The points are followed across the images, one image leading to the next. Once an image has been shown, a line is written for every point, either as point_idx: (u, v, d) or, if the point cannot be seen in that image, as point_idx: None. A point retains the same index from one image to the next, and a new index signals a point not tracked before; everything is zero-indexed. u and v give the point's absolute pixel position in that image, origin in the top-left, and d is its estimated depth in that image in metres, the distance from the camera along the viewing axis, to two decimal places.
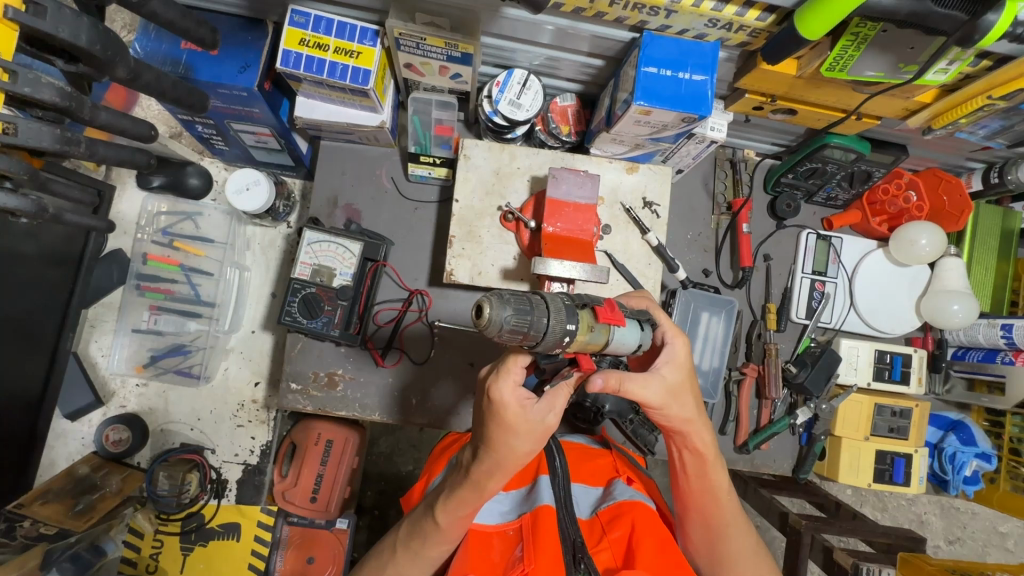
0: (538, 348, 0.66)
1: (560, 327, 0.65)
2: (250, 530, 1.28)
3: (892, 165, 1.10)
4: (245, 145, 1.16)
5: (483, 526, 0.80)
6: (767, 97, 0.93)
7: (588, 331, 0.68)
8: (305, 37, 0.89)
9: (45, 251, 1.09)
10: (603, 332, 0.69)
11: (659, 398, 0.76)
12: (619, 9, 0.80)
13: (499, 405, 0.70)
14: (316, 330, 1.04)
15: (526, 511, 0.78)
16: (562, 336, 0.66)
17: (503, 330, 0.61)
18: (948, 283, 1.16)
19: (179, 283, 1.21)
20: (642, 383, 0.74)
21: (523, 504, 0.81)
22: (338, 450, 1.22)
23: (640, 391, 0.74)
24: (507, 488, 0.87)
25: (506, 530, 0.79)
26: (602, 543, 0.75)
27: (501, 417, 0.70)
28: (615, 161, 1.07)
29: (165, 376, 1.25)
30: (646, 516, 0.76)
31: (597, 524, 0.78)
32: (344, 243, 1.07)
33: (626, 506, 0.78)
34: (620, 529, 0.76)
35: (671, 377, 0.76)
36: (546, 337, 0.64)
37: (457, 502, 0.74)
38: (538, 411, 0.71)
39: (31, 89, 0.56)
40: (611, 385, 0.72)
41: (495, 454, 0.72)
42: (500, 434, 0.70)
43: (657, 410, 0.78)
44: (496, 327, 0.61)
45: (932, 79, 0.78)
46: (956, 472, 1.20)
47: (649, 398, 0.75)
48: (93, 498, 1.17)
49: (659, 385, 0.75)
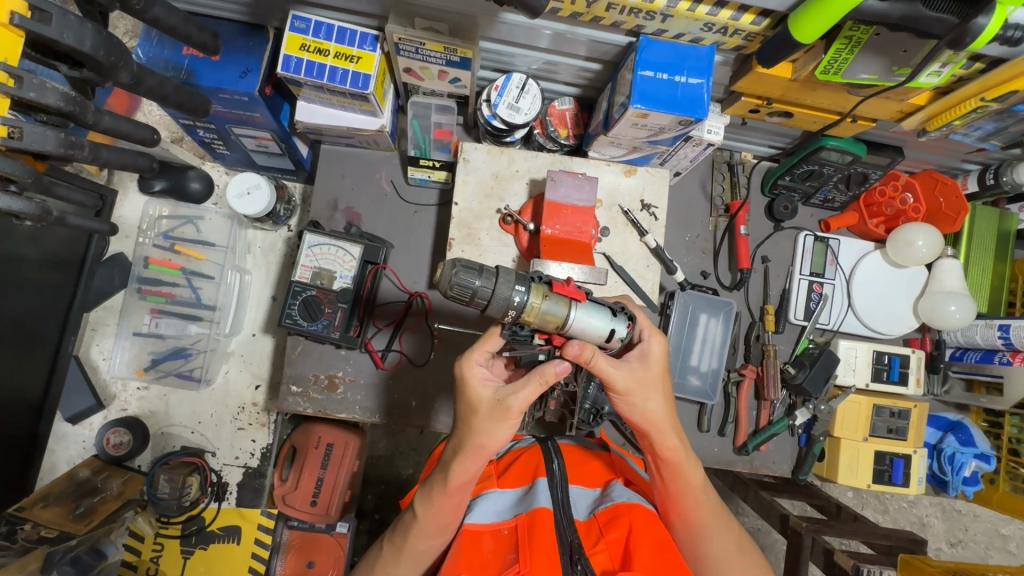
0: (489, 309, 0.72)
1: (507, 288, 0.71)
2: (251, 534, 1.27)
3: (888, 167, 1.10)
4: (246, 150, 1.17)
5: (478, 526, 0.79)
6: (763, 100, 0.95)
7: (543, 299, 0.73)
8: (306, 42, 0.90)
9: (47, 254, 1.10)
10: (560, 305, 0.74)
11: (624, 382, 0.77)
12: (616, 14, 0.80)
13: (462, 381, 0.77)
14: (316, 332, 1.05)
15: (522, 512, 0.78)
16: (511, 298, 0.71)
17: (456, 288, 0.71)
18: (946, 284, 1.16)
19: (179, 287, 1.23)
20: (610, 364, 0.76)
21: (519, 505, 0.81)
22: (338, 453, 1.22)
23: (608, 368, 0.75)
24: (503, 487, 0.87)
25: (500, 530, 0.78)
26: (598, 544, 0.75)
27: (465, 393, 0.77)
28: (613, 164, 1.09)
29: (166, 379, 1.26)
30: (643, 517, 0.76)
31: (594, 525, 0.78)
32: (344, 246, 1.08)
33: (625, 508, 0.78)
34: (617, 531, 0.75)
35: (640, 370, 0.78)
36: (492, 294, 0.71)
37: (437, 489, 0.77)
38: (501, 391, 0.75)
39: (36, 94, 0.57)
40: (585, 355, 0.73)
41: (461, 432, 0.77)
42: (465, 410, 0.77)
43: (623, 398, 0.79)
44: (448, 284, 0.71)
45: (926, 81, 0.78)
46: (956, 473, 1.20)
47: (615, 380, 0.76)
48: (93, 501, 1.17)
49: (627, 372, 0.77)
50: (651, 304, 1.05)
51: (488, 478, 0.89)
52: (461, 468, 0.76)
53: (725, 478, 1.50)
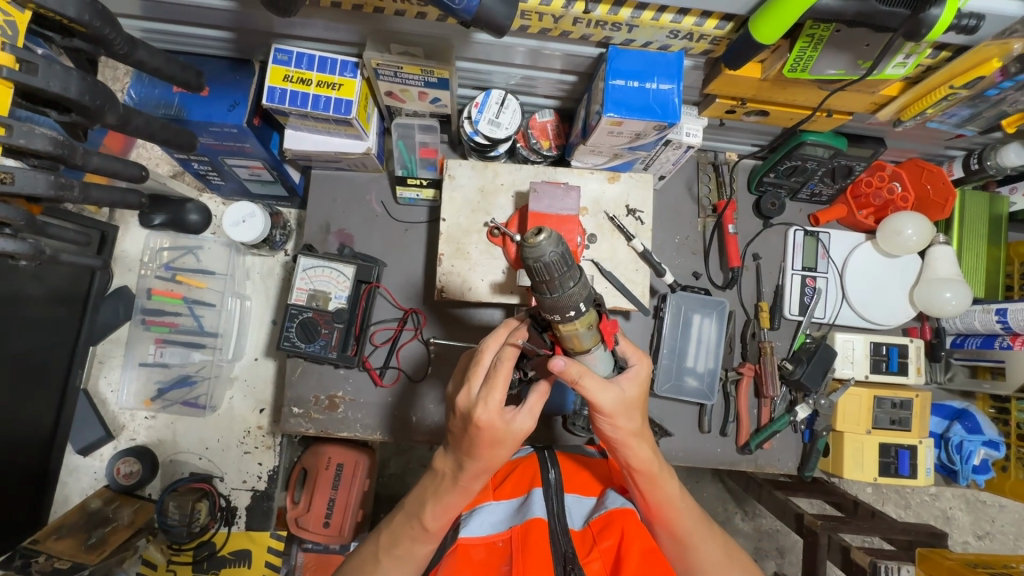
0: (546, 300, 0.65)
1: (577, 298, 0.65)
2: (261, 556, 1.28)
3: (872, 158, 1.10)
4: (240, 179, 1.20)
5: (471, 540, 0.78)
6: (737, 101, 0.96)
7: (585, 326, 0.69)
8: (289, 73, 0.93)
9: (52, 291, 1.13)
10: (594, 337, 0.72)
11: (611, 406, 0.74)
12: (583, 28, 0.82)
13: (488, 423, 0.71)
14: (314, 353, 1.08)
15: (517, 523, 0.79)
16: (565, 309, 0.65)
17: (540, 266, 0.61)
18: (940, 271, 1.16)
19: (182, 316, 1.25)
20: (600, 387, 0.73)
21: (515, 516, 0.81)
22: (347, 474, 1.24)
23: (597, 392, 0.72)
24: (499, 498, 0.86)
25: (494, 541, 0.79)
26: (592, 553, 0.76)
27: (483, 432, 0.72)
28: (596, 172, 1.10)
29: (172, 408, 1.28)
30: (635, 523, 0.77)
31: (588, 534, 0.79)
32: (338, 267, 1.10)
33: (618, 514, 0.79)
34: (610, 539, 0.77)
35: (627, 391, 0.76)
36: (557, 298, 0.64)
37: (449, 492, 0.78)
38: (517, 422, 0.73)
39: (26, 140, 0.59)
40: (570, 374, 0.71)
41: (474, 461, 0.75)
42: (487, 446, 0.73)
43: (606, 418, 0.76)
44: (536, 259, 0.60)
45: (892, 73, 0.79)
46: (965, 462, 1.18)
47: (605, 403, 0.73)
48: (105, 531, 1.19)
49: (616, 395, 0.74)
50: (641, 308, 1.06)
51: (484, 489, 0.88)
52: (471, 479, 0.77)
53: (738, 479, 1.48)
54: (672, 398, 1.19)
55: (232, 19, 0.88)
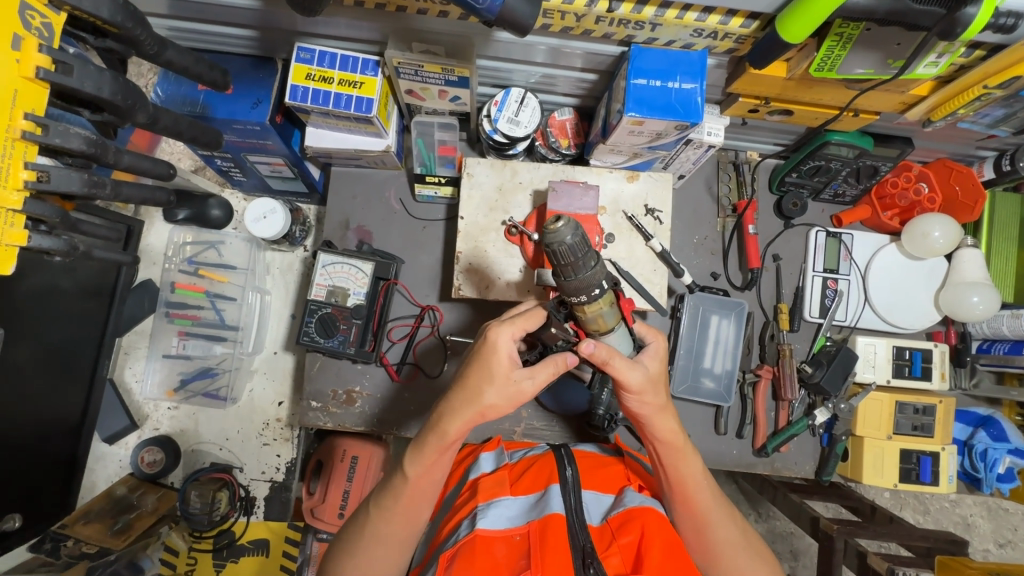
0: (570, 286, 0.66)
1: (598, 277, 0.67)
2: (279, 546, 1.30)
3: (899, 158, 1.08)
4: (261, 175, 1.22)
5: (489, 532, 0.76)
6: (761, 100, 0.94)
7: (606, 305, 0.71)
8: (312, 71, 0.94)
9: (81, 284, 1.13)
10: (614, 315, 0.74)
11: (639, 383, 0.77)
12: (606, 26, 0.81)
13: (491, 346, 0.75)
14: (332, 348, 1.09)
15: (535, 517, 0.78)
16: (591, 291, 0.66)
17: (563, 250, 0.61)
18: (967, 274, 1.14)
19: (204, 309, 1.28)
20: (630, 366, 0.75)
21: (532, 511, 0.81)
22: (363, 466, 1.24)
23: (626, 371, 0.75)
24: (516, 493, 0.86)
25: (511, 535, 0.77)
26: (612, 548, 0.75)
27: (485, 359, 0.76)
28: (616, 171, 1.10)
29: (194, 398, 1.31)
30: (656, 522, 0.77)
31: (607, 530, 0.79)
32: (356, 264, 1.12)
33: (637, 512, 0.79)
34: (630, 534, 0.76)
35: (652, 368, 0.80)
36: (575, 283, 0.65)
37: (429, 446, 0.80)
38: (519, 373, 0.76)
39: (61, 139, 0.60)
40: (600, 356, 0.74)
41: (466, 394, 0.77)
42: (479, 377, 0.76)
43: (633, 395, 0.79)
44: (558, 243, 0.61)
45: (924, 72, 0.77)
46: (990, 470, 1.15)
47: (632, 381, 0.76)
48: (131, 517, 1.22)
49: (642, 373, 0.77)
50: (659, 308, 1.06)
51: (501, 484, 0.86)
52: (457, 428, 0.79)
53: (753, 481, 1.48)
54: (689, 400, 1.18)
55: (256, 17, 0.89)
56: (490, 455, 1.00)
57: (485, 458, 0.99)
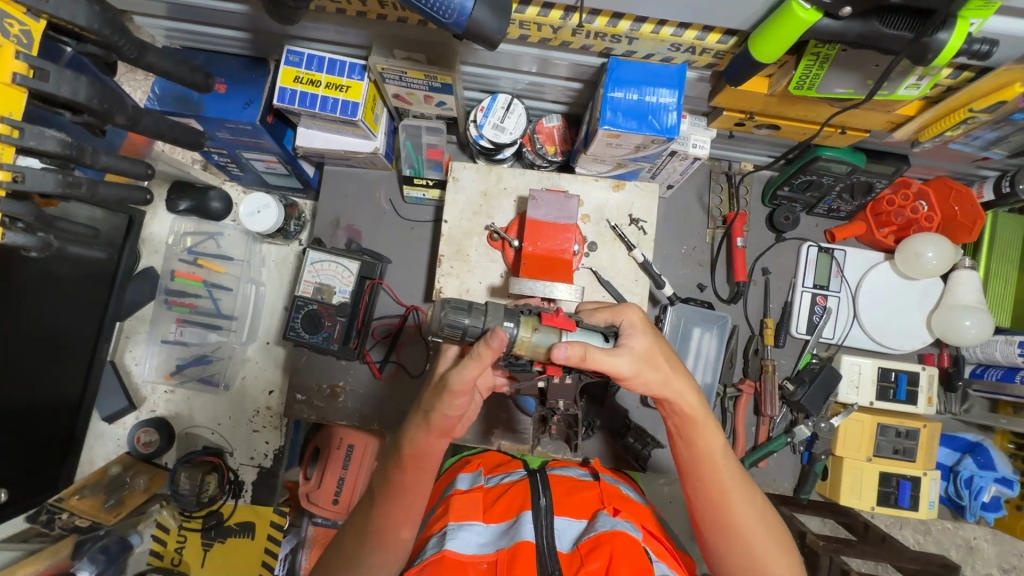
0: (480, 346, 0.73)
1: (496, 324, 0.72)
2: (264, 529, 1.34)
3: (893, 175, 1.05)
4: (258, 171, 1.25)
5: (457, 554, 0.77)
6: (745, 114, 0.93)
7: (533, 331, 0.72)
8: (299, 75, 0.96)
9: (82, 270, 1.17)
10: (551, 335, 0.73)
11: (630, 368, 0.73)
12: (583, 38, 0.81)
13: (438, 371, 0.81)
14: (316, 344, 1.12)
15: (504, 545, 0.79)
16: (501, 339, 0.69)
17: (442, 328, 0.73)
18: (962, 298, 1.10)
19: (201, 297, 1.33)
20: (608, 356, 0.72)
21: (502, 538, 0.81)
22: (358, 455, 1.21)
23: (606, 360, 0.71)
24: (488, 521, 0.86)
25: (478, 563, 0.77)
26: (579, 573, 0.73)
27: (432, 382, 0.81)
28: (601, 179, 1.10)
29: (189, 383, 1.37)
30: (624, 545, 0.74)
31: (576, 556, 0.76)
32: (343, 262, 1.14)
33: (607, 536, 0.76)
34: (597, 560, 0.73)
35: (639, 347, 0.76)
36: (476, 337, 0.72)
37: (393, 473, 0.81)
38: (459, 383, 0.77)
39: (37, 142, 0.63)
40: (575, 358, 0.69)
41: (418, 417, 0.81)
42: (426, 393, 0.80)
43: (630, 381, 0.75)
44: (434, 325, 0.73)
45: (905, 94, 0.75)
46: (974, 498, 1.13)
47: (621, 369, 0.73)
48: (122, 495, 1.28)
49: (629, 358, 0.74)
50: None
51: (473, 510, 0.88)
52: (414, 445, 0.80)
53: None
54: None
55: (245, 21, 0.91)
56: (467, 476, 1.00)
57: (462, 478, 0.99)
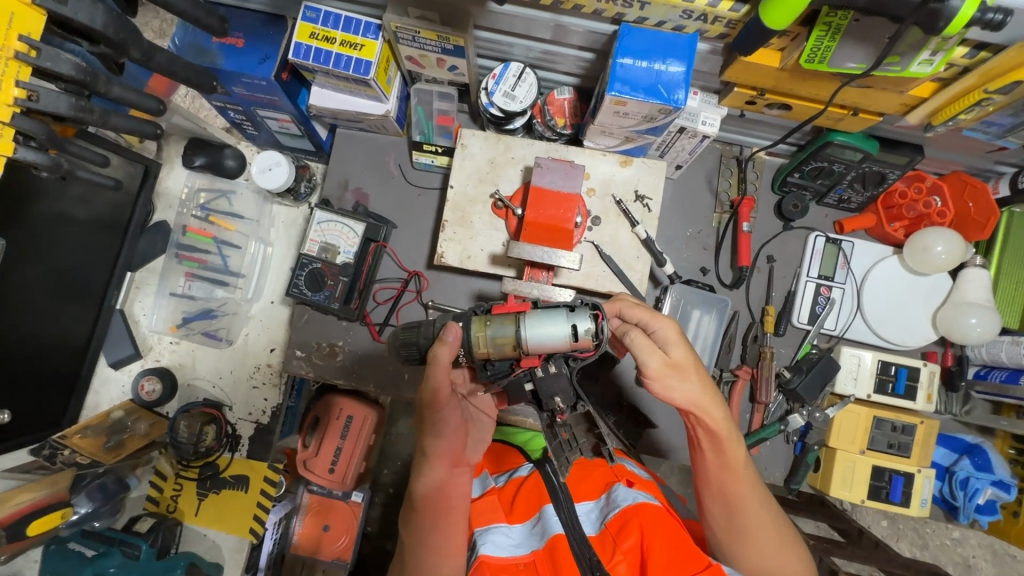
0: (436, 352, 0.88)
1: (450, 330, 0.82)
2: (257, 484, 1.36)
3: (907, 166, 1.04)
4: (271, 131, 1.27)
5: (497, 559, 0.73)
6: (756, 91, 0.92)
7: (486, 326, 0.79)
8: (316, 31, 0.97)
9: (95, 216, 1.21)
10: (505, 325, 0.78)
11: (656, 368, 0.80)
12: (595, 1, 0.81)
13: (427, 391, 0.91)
14: (318, 302, 1.14)
15: (539, 545, 0.75)
16: (454, 334, 0.81)
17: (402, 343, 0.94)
18: (969, 295, 1.09)
19: (211, 254, 1.36)
20: (645, 348, 0.80)
21: (533, 535, 0.77)
22: (357, 426, 1.31)
23: (638, 351, 0.80)
24: (512, 521, 0.82)
25: (516, 564, 0.74)
26: (616, 556, 0.71)
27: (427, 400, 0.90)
28: (609, 154, 1.09)
29: (194, 336, 1.40)
30: (653, 517, 0.74)
31: (607, 536, 0.74)
32: (348, 223, 1.16)
33: (633, 511, 0.74)
34: (631, 538, 0.72)
35: (674, 354, 0.81)
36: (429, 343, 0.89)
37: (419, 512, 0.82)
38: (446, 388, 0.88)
39: (52, 63, 0.66)
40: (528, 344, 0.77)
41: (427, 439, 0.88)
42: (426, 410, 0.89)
43: (655, 380, 0.81)
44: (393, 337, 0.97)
45: (918, 71, 0.73)
46: (969, 499, 1.11)
47: (646, 365, 0.80)
48: (123, 437, 1.32)
49: (659, 358, 0.80)
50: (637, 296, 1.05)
51: (495, 511, 0.84)
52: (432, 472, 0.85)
53: None
54: None
55: None
56: (475, 481, 0.93)
57: (470, 486, 0.93)
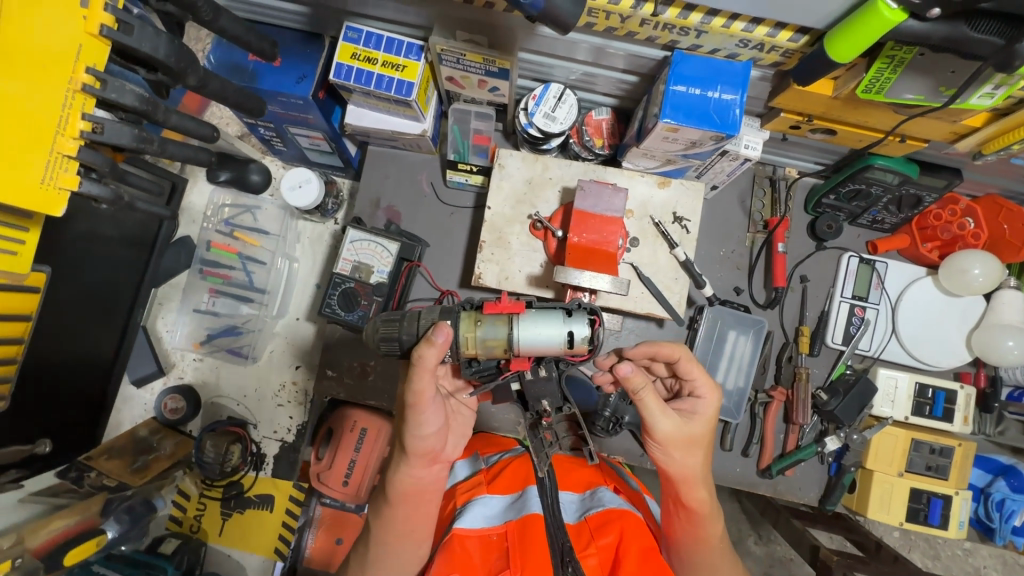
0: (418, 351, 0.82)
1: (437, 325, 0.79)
2: (282, 503, 1.36)
3: (945, 189, 1.04)
4: (301, 147, 1.26)
5: (466, 531, 0.78)
6: (803, 117, 0.92)
7: (477, 325, 0.77)
8: (357, 51, 0.96)
9: (124, 233, 1.20)
10: (496, 326, 0.77)
11: (669, 431, 0.84)
12: (650, 29, 0.81)
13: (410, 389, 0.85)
14: (352, 322, 1.12)
15: (513, 517, 0.80)
16: (445, 335, 0.76)
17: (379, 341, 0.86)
18: (1004, 317, 1.09)
19: (235, 270, 1.34)
20: (660, 414, 0.83)
21: (509, 510, 0.82)
22: (371, 438, 1.26)
23: (652, 415, 0.83)
24: (493, 493, 0.87)
25: (489, 535, 0.79)
26: (590, 548, 0.76)
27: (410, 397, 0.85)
28: (647, 175, 1.09)
29: (218, 353, 1.38)
30: (634, 524, 0.78)
31: (585, 529, 0.79)
32: (383, 243, 1.14)
33: (616, 514, 0.80)
34: (609, 535, 0.77)
35: (695, 429, 0.86)
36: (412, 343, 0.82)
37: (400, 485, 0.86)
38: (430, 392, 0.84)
39: (116, 95, 0.67)
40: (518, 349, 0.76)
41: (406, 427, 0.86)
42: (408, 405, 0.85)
43: (661, 445, 0.86)
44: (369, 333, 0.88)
45: (977, 103, 0.74)
46: (1005, 521, 1.12)
47: (660, 427, 0.83)
48: (148, 458, 1.31)
49: (674, 426, 0.84)
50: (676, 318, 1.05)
51: (479, 486, 0.90)
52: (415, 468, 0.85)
53: (757, 503, 1.45)
54: None
55: None
56: (467, 461, 1.00)
57: (461, 466, 1.00)
